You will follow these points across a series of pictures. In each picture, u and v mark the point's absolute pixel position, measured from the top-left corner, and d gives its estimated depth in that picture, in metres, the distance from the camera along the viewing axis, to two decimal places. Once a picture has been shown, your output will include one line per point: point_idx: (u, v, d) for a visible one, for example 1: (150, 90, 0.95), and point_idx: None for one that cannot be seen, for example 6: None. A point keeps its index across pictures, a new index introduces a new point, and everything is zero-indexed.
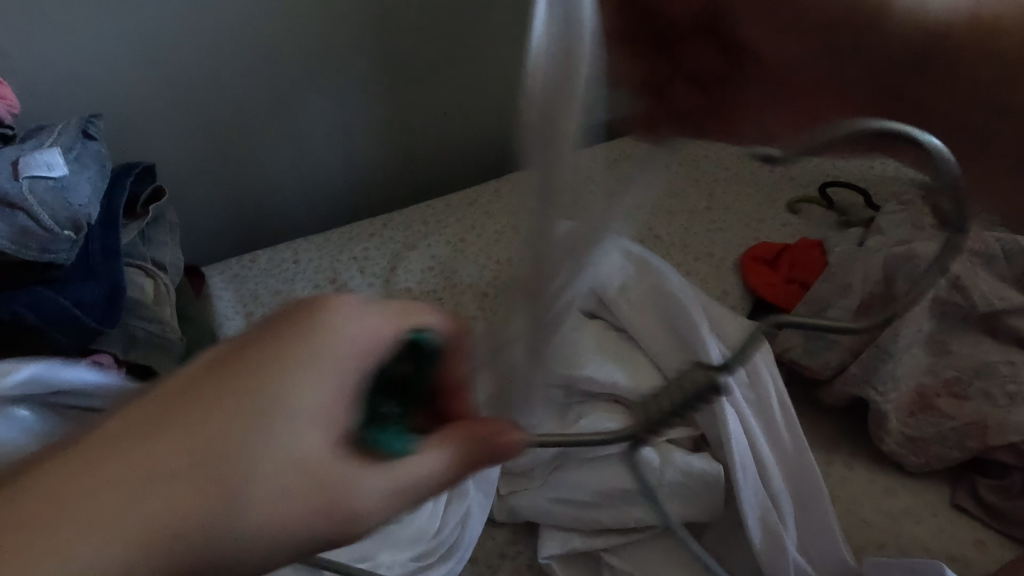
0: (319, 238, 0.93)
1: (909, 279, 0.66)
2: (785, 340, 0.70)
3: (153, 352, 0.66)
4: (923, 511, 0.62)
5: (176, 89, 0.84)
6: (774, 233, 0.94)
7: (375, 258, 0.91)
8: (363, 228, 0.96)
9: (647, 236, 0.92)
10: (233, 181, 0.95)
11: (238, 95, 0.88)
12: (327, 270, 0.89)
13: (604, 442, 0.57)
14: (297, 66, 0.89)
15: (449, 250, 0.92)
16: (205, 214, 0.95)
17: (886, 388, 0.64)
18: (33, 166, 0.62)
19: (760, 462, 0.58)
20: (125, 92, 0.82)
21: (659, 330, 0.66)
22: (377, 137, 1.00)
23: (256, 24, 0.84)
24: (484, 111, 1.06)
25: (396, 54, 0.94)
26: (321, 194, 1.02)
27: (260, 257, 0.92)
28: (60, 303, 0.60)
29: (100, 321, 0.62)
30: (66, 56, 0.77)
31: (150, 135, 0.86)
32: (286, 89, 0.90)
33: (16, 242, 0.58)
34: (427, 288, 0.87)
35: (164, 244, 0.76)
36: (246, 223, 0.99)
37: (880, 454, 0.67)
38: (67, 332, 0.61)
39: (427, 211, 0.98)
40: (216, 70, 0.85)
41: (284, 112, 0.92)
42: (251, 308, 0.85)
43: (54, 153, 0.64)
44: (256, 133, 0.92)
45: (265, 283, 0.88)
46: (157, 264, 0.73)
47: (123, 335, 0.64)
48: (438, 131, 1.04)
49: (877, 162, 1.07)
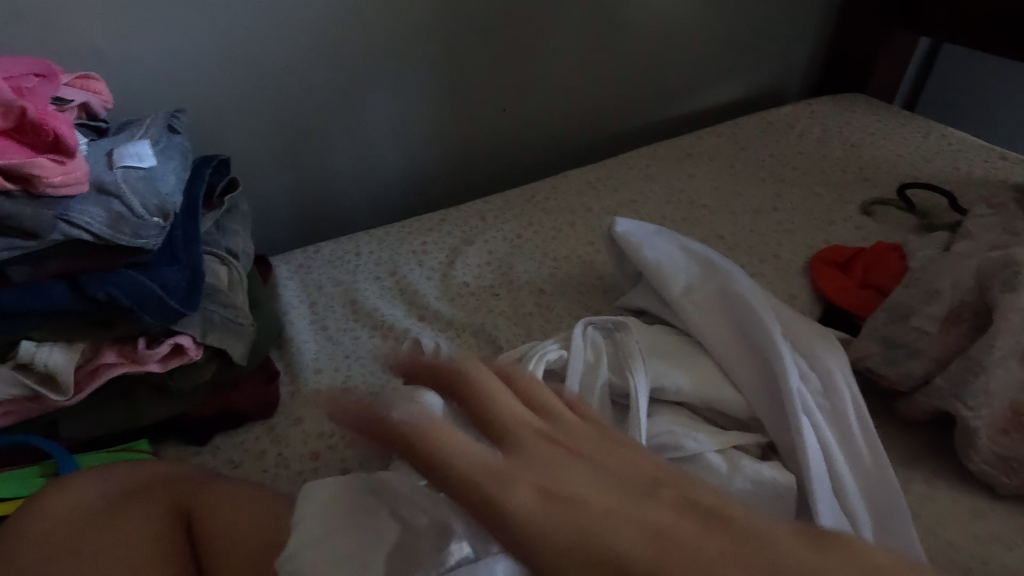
0: (377, 233, 0.97)
1: (1008, 285, 0.62)
2: (861, 347, 0.67)
3: (228, 336, 0.68)
4: (1016, 537, 0.57)
5: (253, 85, 0.89)
6: (845, 235, 0.93)
7: (433, 252, 0.94)
8: (419, 223, 0.99)
9: (710, 238, 0.93)
10: (296, 175, 0.98)
11: (306, 89, 0.92)
12: (387, 263, 0.92)
13: (669, 447, 0.57)
14: (366, 61, 0.94)
15: (507, 246, 0.94)
16: (270, 210, 1.00)
17: (978, 403, 0.59)
18: (127, 157, 0.65)
19: (834, 477, 0.56)
20: (205, 87, 0.86)
21: (726, 329, 0.65)
22: (435, 131, 1.05)
23: (332, 16, 0.89)
24: (546, 106, 1.14)
25: (461, 49, 1.00)
26: (380, 188, 1.07)
27: (323, 248, 0.96)
28: (149, 288, 0.62)
29: (182, 305, 0.63)
30: (154, 54, 0.81)
31: (225, 130, 0.90)
32: (355, 84, 0.95)
33: (112, 229, 0.60)
34: (483, 283, 0.89)
35: (235, 233, 0.79)
36: (306, 219, 1.03)
37: (966, 473, 0.63)
38: (155, 313, 0.62)
39: (485, 208, 1.01)
40: (291, 62, 0.90)
41: (353, 105, 0.97)
42: (314, 298, 0.88)
43: (145, 145, 0.68)
44: (325, 124, 0.96)
45: (327, 274, 0.91)
46: (230, 252, 0.76)
47: (203, 319, 0.67)
48: (497, 128, 1.11)
49: (961, 164, 1.07)
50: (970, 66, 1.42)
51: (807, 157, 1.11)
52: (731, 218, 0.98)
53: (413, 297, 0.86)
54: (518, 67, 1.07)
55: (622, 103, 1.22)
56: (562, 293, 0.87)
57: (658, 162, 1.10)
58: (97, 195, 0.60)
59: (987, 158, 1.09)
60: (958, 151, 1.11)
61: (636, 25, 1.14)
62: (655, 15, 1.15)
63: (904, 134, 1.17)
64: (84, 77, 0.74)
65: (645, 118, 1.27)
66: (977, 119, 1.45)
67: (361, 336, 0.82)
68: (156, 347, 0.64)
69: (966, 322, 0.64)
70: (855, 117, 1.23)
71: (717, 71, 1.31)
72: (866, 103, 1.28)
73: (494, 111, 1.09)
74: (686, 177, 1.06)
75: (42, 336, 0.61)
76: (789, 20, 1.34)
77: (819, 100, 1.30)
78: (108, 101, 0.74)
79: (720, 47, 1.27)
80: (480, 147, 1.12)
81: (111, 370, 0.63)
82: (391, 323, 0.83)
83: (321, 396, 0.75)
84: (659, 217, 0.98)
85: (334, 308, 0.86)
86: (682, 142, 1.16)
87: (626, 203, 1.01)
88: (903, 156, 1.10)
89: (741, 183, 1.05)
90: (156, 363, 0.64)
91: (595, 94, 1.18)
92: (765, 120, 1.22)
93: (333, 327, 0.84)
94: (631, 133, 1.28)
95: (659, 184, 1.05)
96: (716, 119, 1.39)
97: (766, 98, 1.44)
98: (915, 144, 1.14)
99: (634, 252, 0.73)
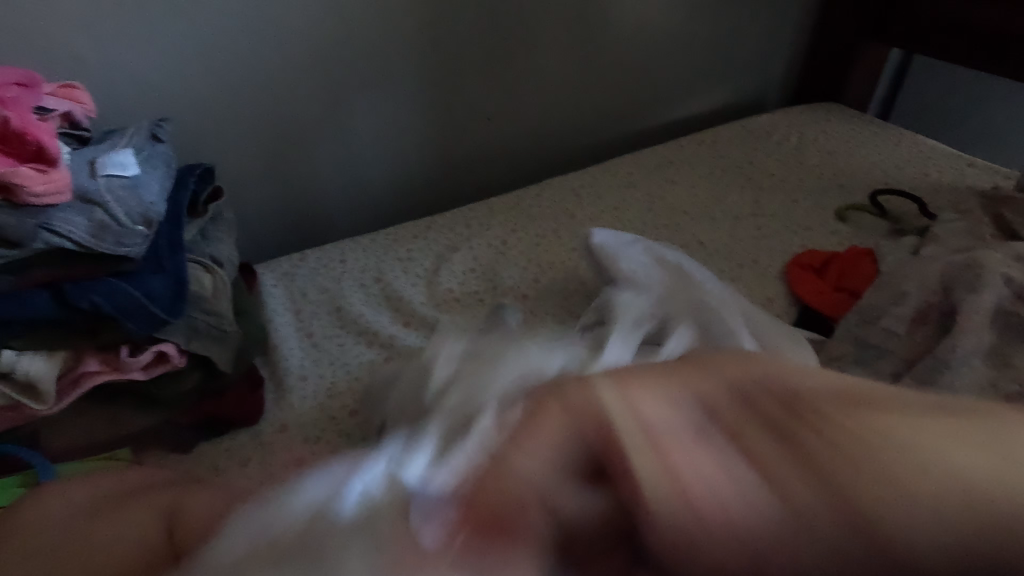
0: (364, 241, 0.98)
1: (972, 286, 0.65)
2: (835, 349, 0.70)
3: (213, 343, 0.68)
4: None
5: (236, 94, 0.89)
6: (821, 240, 0.96)
7: (418, 259, 0.95)
8: (406, 230, 1.01)
9: (691, 244, 0.95)
10: (281, 182, 0.99)
11: (291, 98, 0.93)
12: (373, 270, 0.93)
13: None
14: (350, 71, 0.95)
15: (491, 253, 0.96)
16: (255, 219, 1.00)
17: None
18: (110, 166, 0.65)
19: None
20: (190, 96, 0.87)
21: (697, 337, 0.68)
22: (420, 139, 1.07)
23: (316, 26, 0.90)
24: (529, 113, 1.16)
25: (445, 59, 1.02)
26: (365, 196, 1.08)
27: (309, 256, 0.96)
28: (133, 295, 0.62)
29: (167, 312, 0.64)
30: (137, 65, 0.82)
31: (210, 140, 0.91)
32: (339, 93, 0.96)
33: (94, 237, 0.60)
34: (468, 289, 0.90)
35: (220, 241, 0.79)
36: (291, 227, 1.04)
37: None
38: (140, 321, 0.62)
39: (470, 215, 1.03)
40: (277, 71, 0.90)
41: (338, 114, 0.98)
42: (300, 306, 0.89)
43: (128, 154, 0.68)
44: (311, 132, 0.97)
45: (314, 281, 0.92)
46: (215, 259, 0.76)
47: (186, 325, 0.67)
48: (482, 136, 1.13)
49: (932, 170, 1.11)
50: (940, 76, 1.47)
51: (784, 164, 1.14)
52: (711, 223, 1.00)
53: (398, 303, 0.87)
54: (501, 76, 1.09)
55: (603, 111, 1.25)
56: (547, 298, 0.88)
57: (640, 170, 1.12)
58: (79, 204, 0.61)
59: (956, 165, 1.12)
60: (928, 159, 1.15)
61: (617, 36, 1.17)
62: (635, 26, 1.18)
63: (877, 142, 1.20)
64: (66, 86, 0.74)
65: (627, 126, 1.30)
66: (946, 128, 1.50)
67: (346, 342, 0.83)
68: (139, 354, 0.64)
69: (931, 322, 0.68)
70: (830, 125, 1.26)
71: (696, 81, 1.34)
72: (841, 112, 1.32)
73: (478, 119, 1.11)
74: (667, 184, 1.09)
75: (22, 344, 0.60)
76: (765, 32, 1.37)
77: (795, 108, 1.34)
78: (90, 111, 0.75)
79: (698, 58, 1.31)
80: (465, 155, 1.13)
81: (94, 378, 0.63)
82: (377, 329, 0.83)
83: (307, 404, 0.76)
84: (642, 223, 1.00)
85: (319, 314, 0.87)
86: (663, 149, 1.18)
87: (609, 210, 1.03)
88: (876, 163, 1.14)
89: (720, 189, 1.08)
90: (139, 371, 0.65)
91: (578, 102, 1.20)
92: (744, 128, 1.25)
93: (319, 334, 0.84)
94: (613, 141, 1.30)
95: (641, 191, 1.07)
96: (696, 127, 1.42)
97: (745, 107, 1.47)
98: (888, 152, 1.17)
99: (608, 260, 0.76)
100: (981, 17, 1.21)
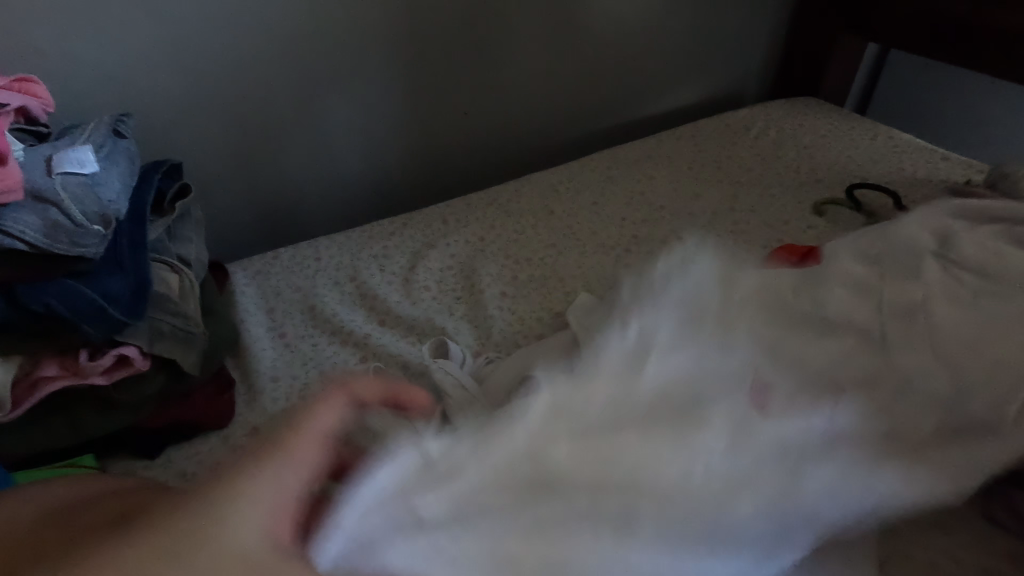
0: (339, 238, 0.96)
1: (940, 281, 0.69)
2: None
3: (177, 346, 0.66)
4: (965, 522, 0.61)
5: (202, 87, 0.87)
6: (798, 235, 0.96)
7: (394, 257, 0.93)
8: (383, 227, 0.99)
9: (670, 238, 0.95)
10: (251, 179, 0.97)
11: (262, 93, 0.91)
12: (347, 268, 0.91)
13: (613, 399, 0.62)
14: (324, 64, 0.93)
15: (469, 250, 0.94)
16: (226, 215, 0.98)
17: None
18: (66, 162, 0.62)
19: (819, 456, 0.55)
20: (154, 90, 0.84)
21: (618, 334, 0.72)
22: (396, 134, 1.05)
23: (288, 18, 0.87)
24: (509, 107, 1.15)
25: (422, 53, 1.00)
26: (340, 193, 1.06)
27: (281, 254, 0.94)
28: (91, 298, 0.60)
29: (127, 315, 0.62)
30: (97, 56, 0.79)
31: (176, 134, 0.88)
32: (312, 87, 0.94)
33: (48, 237, 0.58)
34: (445, 286, 0.88)
35: (188, 240, 0.77)
36: (263, 224, 1.02)
37: None
38: (96, 325, 0.60)
39: (448, 211, 1.01)
40: (246, 64, 0.88)
41: (311, 109, 0.96)
42: (273, 305, 0.87)
43: (87, 150, 0.65)
44: (283, 127, 0.95)
45: (286, 280, 0.90)
46: (181, 259, 0.73)
47: (149, 328, 0.65)
48: (460, 132, 1.11)
49: (907, 164, 1.12)
50: (914, 71, 1.49)
51: (761, 158, 1.15)
52: (690, 218, 1.00)
53: (373, 302, 0.85)
54: (479, 69, 1.07)
55: (583, 106, 1.24)
56: (525, 295, 0.87)
57: (619, 165, 1.11)
58: (32, 202, 0.59)
59: (930, 159, 1.14)
60: (903, 153, 1.16)
61: (596, 29, 1.16)
62: (614, 20, 1.17)
63: (853, 136, 1.21)
64: (22, 79, 0.71)
65: (606, 121, 1.29)
66: (920, 122, 1.52)
67: (319, 343, 0.81)
68: (99, 358, 0.62)
69: None
70: (806, 119, 1.27)
71: (675, 75, 1.33)
72: (818, 106, 1.32)
73: (457, 113, 1.09)
74: (646, 179, 1.08)
75: None
76: (743, 26, 1.37)
77: (772, 103, 1.34)
78: (48, 105, 0.72)
79: (677, 52, 1.30)
80: (443, 150, 1.12)
81: (50, 384, 0.61)
82: (351, 328, 0.82)
83: (278, 406, 0.74)
84: (620, 218, 0.99)
85: (292, 314, 0.85)
86: (642, 144, 1.17)
87: (588, 206, 1.02)
88: (852, 157, 1.14)
89: (699, 184, 1.08)
90: (101, 375, 0.62)
91: (557, 97, 1.19)
92: (722, 122, 1.25)
93: (291, 334, 0.82)
94: (592, 136, 1.29)
95: (620, 186, 1.06)
96: (674, 122, 1.42)
97: (723, 101, 1.48)
98: (865, 146, 1.18)
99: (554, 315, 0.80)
100: (955, 12, 1.21)
